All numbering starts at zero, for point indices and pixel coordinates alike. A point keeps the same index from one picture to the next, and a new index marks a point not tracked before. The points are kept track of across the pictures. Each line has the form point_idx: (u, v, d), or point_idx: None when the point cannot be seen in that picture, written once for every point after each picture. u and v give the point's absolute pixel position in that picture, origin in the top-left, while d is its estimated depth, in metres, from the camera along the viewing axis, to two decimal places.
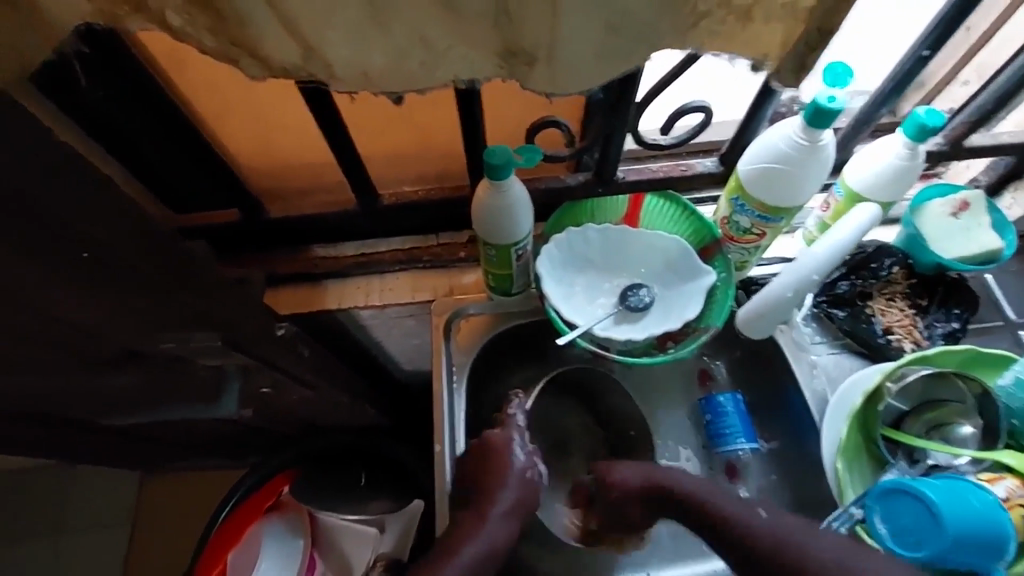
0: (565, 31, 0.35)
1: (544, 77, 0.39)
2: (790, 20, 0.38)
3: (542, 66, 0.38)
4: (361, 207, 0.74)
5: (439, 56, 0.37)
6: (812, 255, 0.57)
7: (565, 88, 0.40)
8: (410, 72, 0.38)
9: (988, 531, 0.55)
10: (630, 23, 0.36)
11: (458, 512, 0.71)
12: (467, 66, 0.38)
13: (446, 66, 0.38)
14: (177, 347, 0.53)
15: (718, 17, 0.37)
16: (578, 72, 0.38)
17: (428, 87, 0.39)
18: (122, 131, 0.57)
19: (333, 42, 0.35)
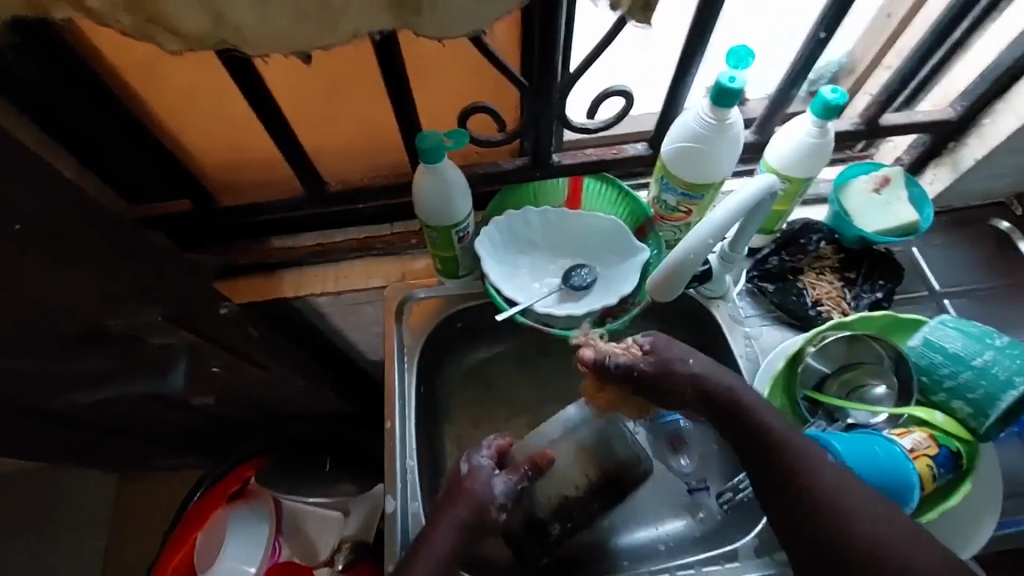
0: None
1: (433, 24, 0.42)
2: None
3: (428, 13, 0.41)
4: (310, 195, 0.77)
5: (337, 12, 0.40)
6: (708, 221, 0.57)
7: (452, 30, 0.42)
8: (314, 28, 0.41)
9: (888, 479, 0.59)
10: None
11: (407, 484, 0.74)
12: (363, 18, 0.42)
13: (346, 21, 0.41)
14: (123, 324, 0.56)
15: None
16: (458, 10, 0.41)
17: (334, 43, 0.42)
18: (69, 120, 0.60)
19: (236, 5, 0.38)
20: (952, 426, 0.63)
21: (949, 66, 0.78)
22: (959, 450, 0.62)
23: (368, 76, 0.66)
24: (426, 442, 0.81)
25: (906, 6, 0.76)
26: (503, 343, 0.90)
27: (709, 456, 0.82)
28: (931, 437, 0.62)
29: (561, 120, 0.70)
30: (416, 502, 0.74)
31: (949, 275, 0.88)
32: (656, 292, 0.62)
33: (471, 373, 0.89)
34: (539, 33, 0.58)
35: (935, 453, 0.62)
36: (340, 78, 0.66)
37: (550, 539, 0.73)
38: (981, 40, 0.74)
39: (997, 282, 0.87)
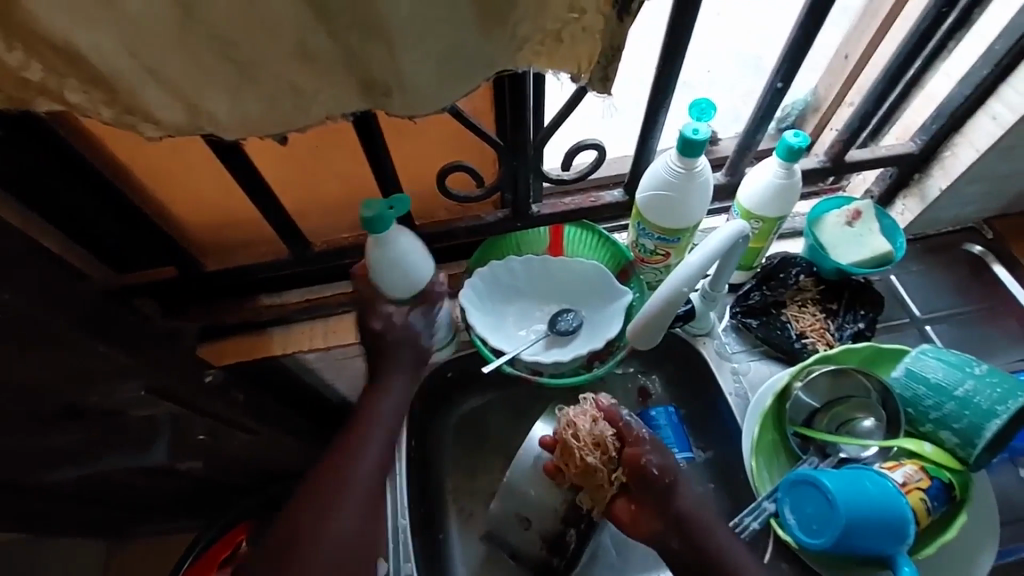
0: (405, 70, 0.41)
1: (402, 106, 0.44)
2: (588, 35, 0.42)
3: (397, 95, 0.43)
4: (295, 255, 0.78)
5: (310, 98, 0.43)
6: (682, 267, 0.58)
7: (422, 109, 0.44)
8: (288, 112, 0.43)
9: (884, 515, 0.58)
10: (466, 54, 0.41)
11: (400, 544, 0.72)
12: (335, 103, 0.44)
13: (318, 105, 0.43)
14: (106, 400, 0.55)
15: (535, 39, 0.42)
16: (426, 96, 0.43)
17: (308, 124, 0.45)
18: (54, 197, 0.61)
19: (212, 96, 0.40)
20: (941, 456, 0.63)
21: (906, 102, 0.81)
22: (950, 481, 0.63)
23: (347, 141, 0.68)
24: (419, 497, 0.79)
25: (863, 45, 0.78)
26: (494, 390, 0.90)
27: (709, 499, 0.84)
28: (922, 469, 0.63)
29: (537, 173, 0.73)
30: (409, 563, 0.71)
31: (928, 301, 0.89)
32: (634, 338, 0.62)
33: (463, 423, 0.89)
34: (508, 96, 0.60)
35: (927, 485, 0.62)
36: (318, 144, 0.68)
37: (572, 550, 0.71)
38: (934, 78, 0.78)
39: (974, 305, 0.89)
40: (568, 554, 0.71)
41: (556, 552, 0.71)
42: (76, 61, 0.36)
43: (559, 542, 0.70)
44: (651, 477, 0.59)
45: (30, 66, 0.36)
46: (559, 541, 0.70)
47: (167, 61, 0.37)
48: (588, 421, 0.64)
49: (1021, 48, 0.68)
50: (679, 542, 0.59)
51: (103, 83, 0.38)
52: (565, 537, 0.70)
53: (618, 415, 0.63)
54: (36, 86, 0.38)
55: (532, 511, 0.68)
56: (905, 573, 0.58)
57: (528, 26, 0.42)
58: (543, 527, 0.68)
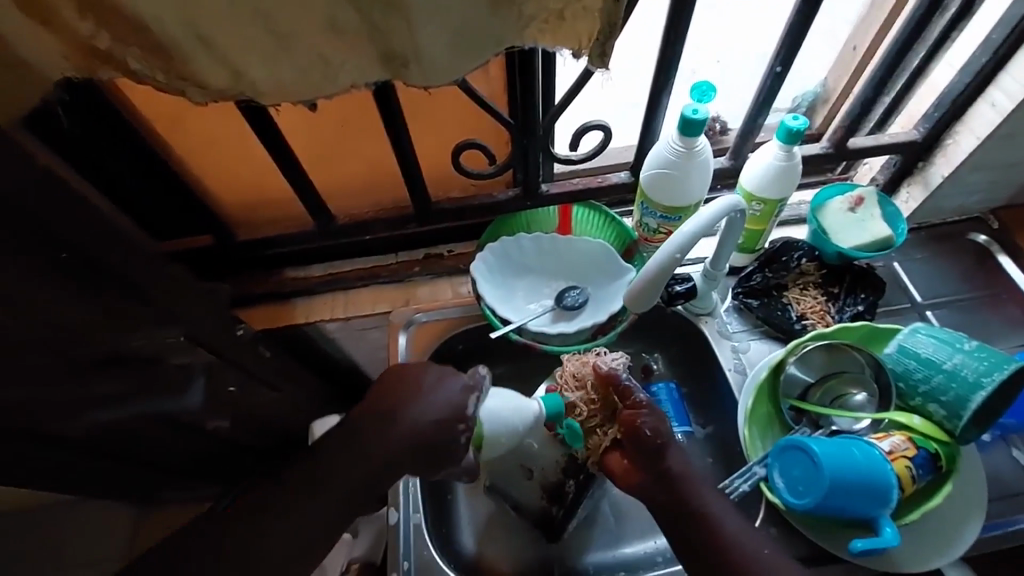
0: (422, 42, 0.45)
1: (417, 77, 0.49)
2: (590, 13, 0.46)
3: (413, 66, 0.48)
4: (319, 227, 0.84)
5: (337, 70, 0.48)
6: (678, 234, 0.61)
7: (435, 80, 0.49)
8: (318, 82, 0.48)
9: (868, 479, 0.61)
10: (475, 30, 0.46)
11: (409, 496, 0.77)
12: (358, 73, 0.49)
13: (344, 75, 0.49)
14: (148, 345, 0.61)
15: (539, 20, 0.47)
16: (440, 68, 0.48)
17: (336, 92, 0.50)
18: (106, 165, 0.68)
19: (253, 66, 0.45)
20: (929, 427, 0.66)
21: (910, 91, 0.83)
22: (937, 452, 0.65)
23: (370, 120, 0.73)
24: None
25: (870, 36, 0.81)
26: (503, 363, 0.94)
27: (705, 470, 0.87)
28: (909, 439, 0.65)
29: (547, 153, 0.77)
30: (418, 514, 0.76)
31: (930, 287, 0.91)
32: (631, 300, 0.65)
33: None
34: (519, 76, 0.65)
35: (913, 454, 0.64)
36: (341, 122, 0.73)
37: (571, 499, 0.77)
38: (938, 67, 0.79)
39: (977, 292, 0.90)
40: (566, 503, 0.78)
41: (555, 501, 0.79)
42: (138, 30, 0.42)
43: (558, 491, 0.79)
44: (641, 436, 0.63)
45: (98, 35, 0.42)
46: (558, 490, 0.79)
47: (216, 32, 0.42)
48: (578, 366, 0.73)
49: (1017, 37, 0.70)
50: (665, 496, 0.62)
51: (160, 51, 0.43)
52: (563, 487, 0.78)
53: (617, 377, 0.67)
54: (101, 53, 0.44)
55: (534, 462, 0.78)
56: (887, 532, 0.61)
57: (534, 5, 0.45)
58: (543, 476, 0.78)
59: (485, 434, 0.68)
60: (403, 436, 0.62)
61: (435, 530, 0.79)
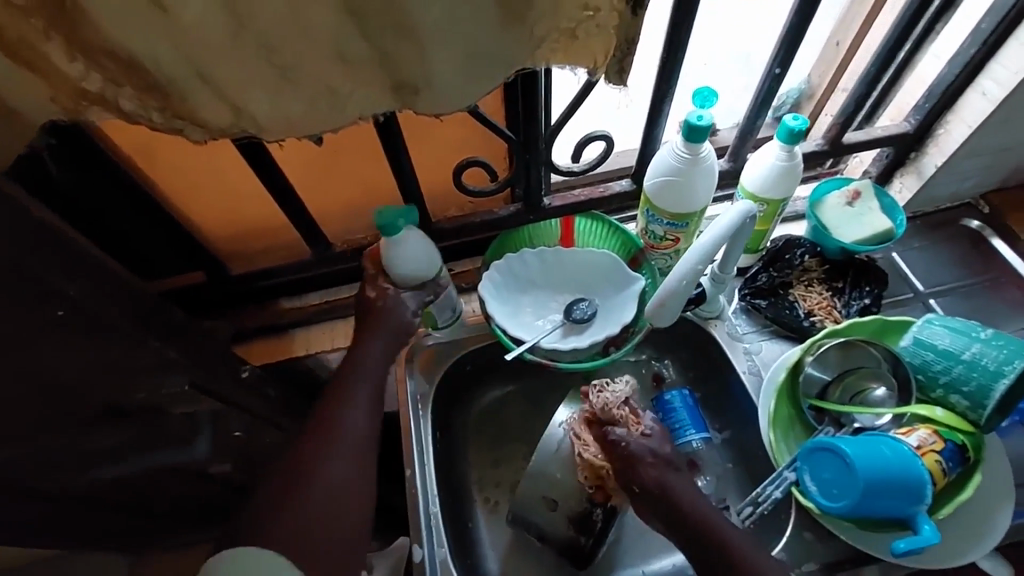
0: (433, 68, 0.44)
1: (428, 103, 0.47)
2: (605, 32, 0.46)
3: (424, 92, 0.46)
4: (316, 256, 0.81)
5: (344, 100, 0.46)
6: (693, 248, 0.61)
7: (447, 106, 0.48)
8: (324, 114, 0.46)
9: (901, 478, 0.60)
10: (486, 52, 0.44)
11: (432, 530, 0.74)
12: (368, 103, 0.47)
13: (352, 106, 0.46)
14: (151, 396, 0.58)
15: (552, 39, 0.46)
16: (453, 95, 0.47)
17: (343, 124, 0.48)
18: (93, 209, 0.65)
19: (255, 100, 0.43)
20: (954, 419, 0.65)
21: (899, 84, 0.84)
22: (964, 443, 0.65)
23: (366, 144, 0.71)
24: (447, 487, 0.82)
25: (851, 33, 0.82)
26: (513, 381, 0.92)
27: (723, 475, 0.86)
28: (935, 432, 0.65)
29: (549, 166, 0.76)
30: (442, 548, 0.73)
31: (930, 275, 0.92)
32: (655, 317, 0.66)
33: (483, 415, 0.91)
34: (520, 92, 0.63)
35: (941, 447, 0.64)
36: (337, 148, 0.71)
37: (600, 529, 0.73)
38: (924, 59, 0.80)
39: (976, 277, 0.92)
40: (596, 532, 0.74)
41: (583, 530, 0.73)
42: (133, 70, 0.39)
43: (586, 521, 0.73)
44: (639, 486, 0.64)
45: (90, 76, 0.40)
46: (585, 520, 0.73)
47: (216, 68, 0.40)
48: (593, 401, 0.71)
49: (1005, 27, 0.71)
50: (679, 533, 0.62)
51: (156, 89, 0.41)
52: (591, 516, 0.72)
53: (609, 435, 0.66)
54: (92, 96, 0.41)
55: (558, 492, 0.72)
56: (926, 530, 0.60)
57: (545, 26, 0.44)
58: (568, 507, 0.72)
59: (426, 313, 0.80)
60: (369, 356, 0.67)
61: (460, 561, 0.76)
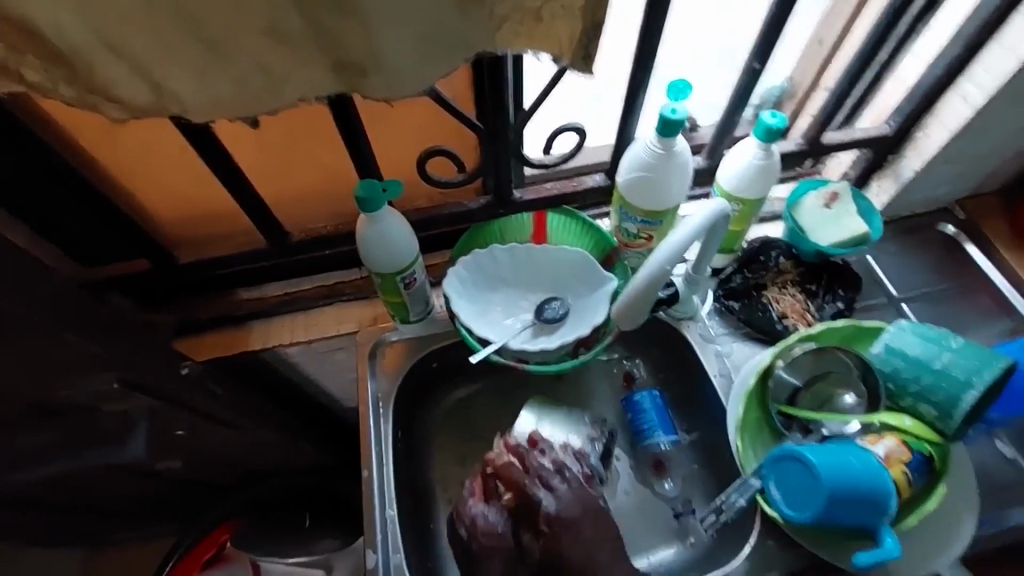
0: (381, 42, 0.40)
1: (378, 87, 0.43)
2: (570, 13, 0.43)
3: (374, 76, 0.43)
4: (273, 245, 0.77)
5: (282, 79, 0.42)
6: (662, 250, 0.59)
7: (398, 91, 0.44)
8: (258, 95, 0.42)
9: (868, 489, 0.59)
10: (441, 31, 0.41)
11: (388, 535, 0.72)
12: (310, 85, 0.43)
13: (291, 88, 0.43)
14: (78, 395, 0.54)
15: (516, 19, 0.43)
16: (403, 77, 0.43)
17: (280, 107, 0.44)
18: (20, 188, 0.60)
19: (178, 76, 0.40)
20: (921, 429, 0.64)
21: (880, 85, 0.83)
22: (931, 454, 0.64)
23: (325, 129, 0.67)
24: (407, 489, 0.79)
25: (835, 33, 0.80)
26: (481, 379, 0.89)
27: (691, 478, 0.84)
28: (904, 442, 0.64)
29: (519, 158, 0.73)
30: (398, 554, 0.71)
31: (904, 281, 0.91)
32: (622, 319, 0.64)
33: (448, 414, 0.88)
34: (487, 81, 0.60)
35: (908, 458, 0.63)
36: (294, 133, 0.67)
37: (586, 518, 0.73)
38: (905, 60, 0.79)
39: (949, 284, 0.91)
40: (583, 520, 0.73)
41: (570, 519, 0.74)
42: (34, 37, 0.36)
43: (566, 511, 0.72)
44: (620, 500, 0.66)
45: None
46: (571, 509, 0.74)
47: (132, 40, 0.37)
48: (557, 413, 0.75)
49: (987, 30, 0.70)
50: None
51: (64, 61, 0.38)
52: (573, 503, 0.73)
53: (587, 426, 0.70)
54: None
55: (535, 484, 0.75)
56: (889, 543, 0.59)
57: (507, 4, 0.42)
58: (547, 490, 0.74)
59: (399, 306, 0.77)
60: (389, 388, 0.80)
61: (416, 567, 0.73)
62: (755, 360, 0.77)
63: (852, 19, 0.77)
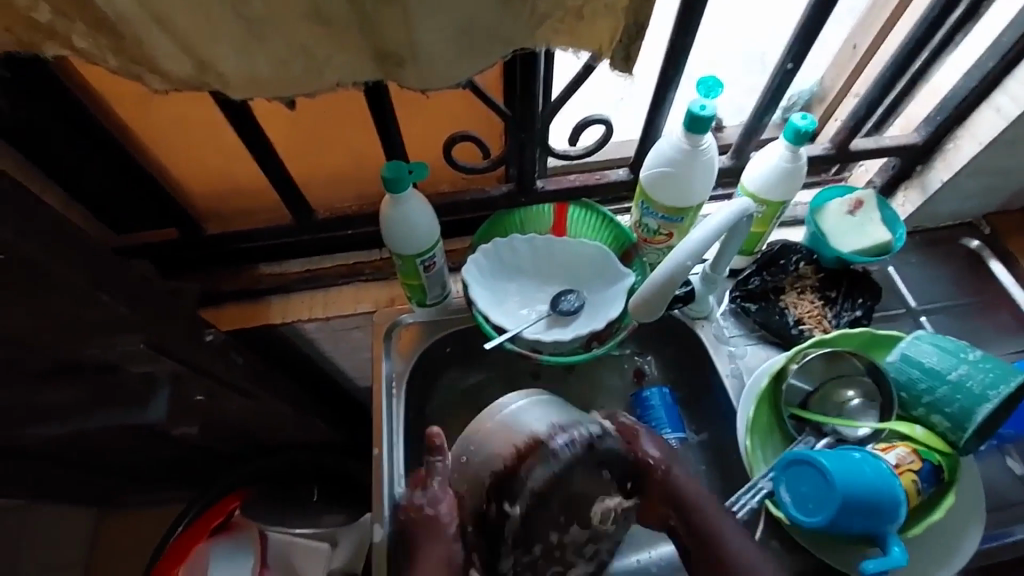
0: (420, 33, 0.41)
1: (414, 76, 0.44)
2: (613, 14, 0.44)
3: (410, 64, 0.43)
4: (297, 222, 0.78)
5: (321, 63, 0.43)
6: (682, 245, 0.59)
7: (435, 83, 0.45)
8: (297, 77, 0.43)
9: (880, 495, 0.59)
10: (481, 25, 0.42)
11: (395, 512, 0.73)
12: (348, 70, 0.44)
13: (329, 72, 0.44)
14: (105, 353, 0.56)
15: (557, 17, 0.43)
16: (441, 67, 0.43)
17: (318, 90, 0.45)
18: (57, 151, 0.61)
19: (221, 53, 0.41)
20: (933, 439, 0.64)
21: (912, 93, 0.82)
22: (941, 463, 0.63)
23: (354, 109, 0.68)
24: (415, 470, 0.80)
25: (870, 37, 0.79)
26: (493, 366, 0.90)
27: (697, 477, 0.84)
28: (914, 451, 0.64)
29: (544, 148, 0.73)
30: (404, 531, 0.72)
31: (925, 292, 0.90)
32: (638, 312, 0.64)
33: (458, 398, 0.89)
34: (519, 73, 0.61)
35: (918, 467, 0.63)
36: (323, 112, 0.68)
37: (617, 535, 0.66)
38: (940, 69, 0.78)
39: (971, 298, 0.90)
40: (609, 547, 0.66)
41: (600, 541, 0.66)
42: (83, 5, 0.37)
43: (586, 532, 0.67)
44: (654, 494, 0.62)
45: (39, 7, 0.37)
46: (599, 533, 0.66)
47: (177, 16, 0.38)
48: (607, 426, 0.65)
49: None
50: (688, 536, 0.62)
51: (111, 30, 0.39)
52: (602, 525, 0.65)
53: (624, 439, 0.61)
54: (44, 29, 0.39)
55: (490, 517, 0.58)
56: (895, 551, 0.60)
57: (550, 2, 0.42)
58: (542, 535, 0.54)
59: (420, 291, 0.78)
60: (402, 369, 0.81)
61: None
62: (768, 364, 0.77)
63: (888, 24, 0.76)
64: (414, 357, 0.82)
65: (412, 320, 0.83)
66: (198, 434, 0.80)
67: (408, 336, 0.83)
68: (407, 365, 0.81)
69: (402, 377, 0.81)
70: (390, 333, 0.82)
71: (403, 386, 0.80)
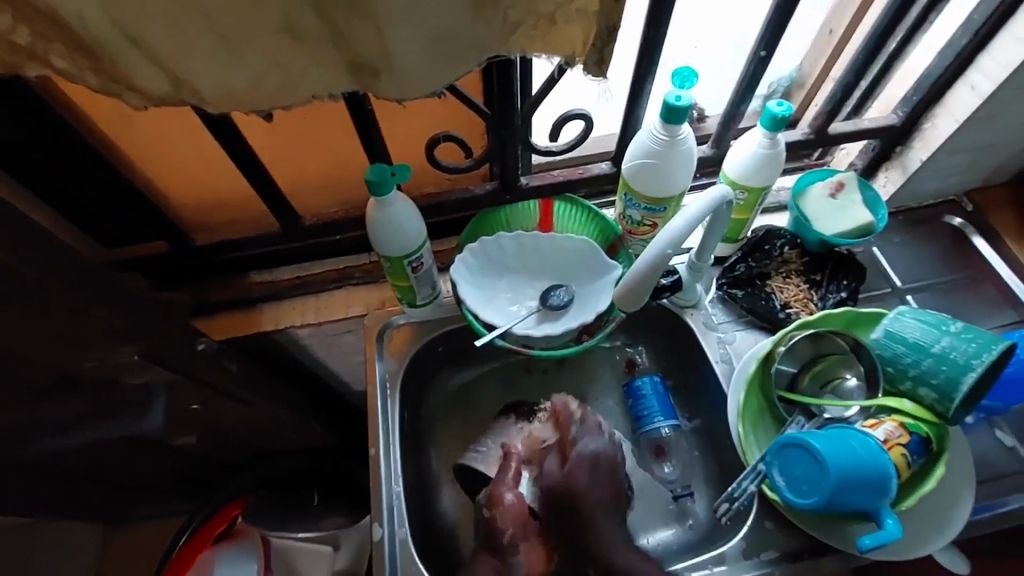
0: (393, 47, 0.42)
1: (389, 88, 0.45)
2: (583, 21, 0.45)
3: (385, 76, 0.44)
4: (285, 229, 0.78)
5: (296, 76, 0.44)
6: (662, 234, 0.60)
7: (411, 93, 0.46)
8: (274, 91, 0.44)
9: (871, 471, 0.60)
10: (453, 38, 0.42)
11: (394, 510, 0.74)
12: (323, 82, 0.45)
13: (304, 85, 0.45)
14: (100, 365, 0.57)
15: (529, 24, 0.44)
16: (416, 79, 0.44)
17: (295, 102, 0.46)
18: (43, 169, 0.62)
19: (198, 71, 0.41)
20: (920, 411, 0.66)
21: (888, 75, 0.83)
22: (928, 435, 0.65)
23: (337, 115, 0.69)
24: (413, 470, 0.81)
25: (845, 21, 0.79)
26: (486, 363, 0.91)
27: (691, 463, 0.86)
28: (902, 425, 0.65)
29: (526, 145, 0.74)
30: (403, 528, 0.73)
31: (909, 271, 0.92)
32: (625, 300, 0.65)
33: (453, 395, 0.90)
34: (496, 77, 0.62)
35: (907, 441, 0.64)
36: (306, 120, 0.68)
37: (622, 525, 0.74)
38: (914, 50, 0.79)
39: (955, 275, 0.91)
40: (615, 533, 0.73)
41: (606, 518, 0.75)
42: (60, 26, 0.38)
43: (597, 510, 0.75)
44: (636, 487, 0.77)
45: (17, 30, 0.38)
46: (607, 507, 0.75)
47: (152, 36, 0.39)
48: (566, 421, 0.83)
49: (997, 19, 0.70)
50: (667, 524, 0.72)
51: (87, 50, 0.39)
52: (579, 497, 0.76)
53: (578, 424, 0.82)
54: (21, 50, 0.40)
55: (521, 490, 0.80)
56: (889, 525, 0.61)
57: (521, 11, 0.43)
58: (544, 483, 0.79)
59: (408, 292, 0.78)
60: (396, 370, 0.82)
61: (419, 542, 0.76)
62: (756, 348, 0.78)
63: (862, 10, 0.77)
64: (408, 358, 0.83)
65: (405, 322, 0.84)
66: (196, 444, 0.81)
67: (400, 338, 0.83)
68: (399, 367, 0.82)
69: (397, 376, 0.81)
70: (380, 335, 0.83)
71: (397, 387, 0.81)
